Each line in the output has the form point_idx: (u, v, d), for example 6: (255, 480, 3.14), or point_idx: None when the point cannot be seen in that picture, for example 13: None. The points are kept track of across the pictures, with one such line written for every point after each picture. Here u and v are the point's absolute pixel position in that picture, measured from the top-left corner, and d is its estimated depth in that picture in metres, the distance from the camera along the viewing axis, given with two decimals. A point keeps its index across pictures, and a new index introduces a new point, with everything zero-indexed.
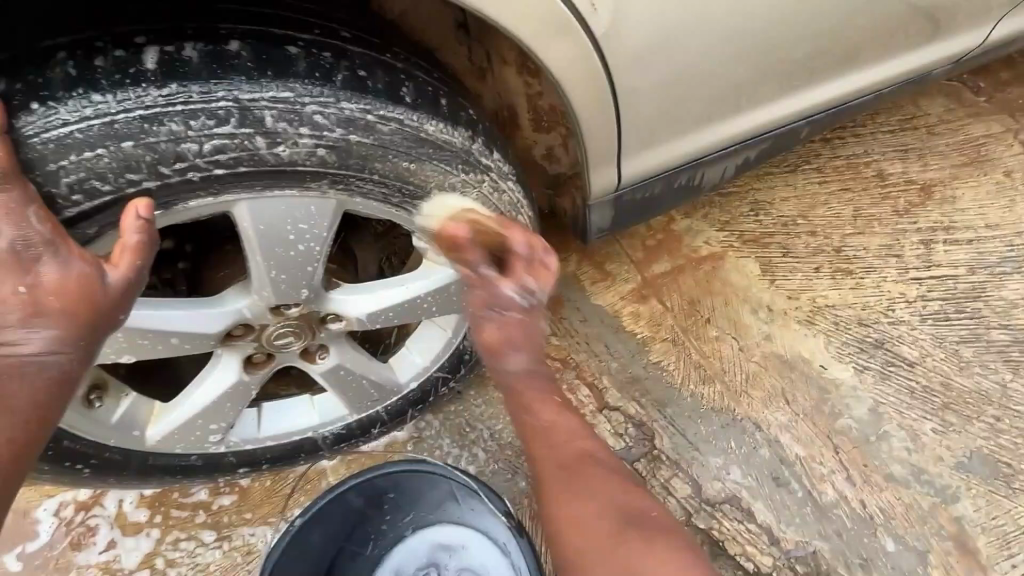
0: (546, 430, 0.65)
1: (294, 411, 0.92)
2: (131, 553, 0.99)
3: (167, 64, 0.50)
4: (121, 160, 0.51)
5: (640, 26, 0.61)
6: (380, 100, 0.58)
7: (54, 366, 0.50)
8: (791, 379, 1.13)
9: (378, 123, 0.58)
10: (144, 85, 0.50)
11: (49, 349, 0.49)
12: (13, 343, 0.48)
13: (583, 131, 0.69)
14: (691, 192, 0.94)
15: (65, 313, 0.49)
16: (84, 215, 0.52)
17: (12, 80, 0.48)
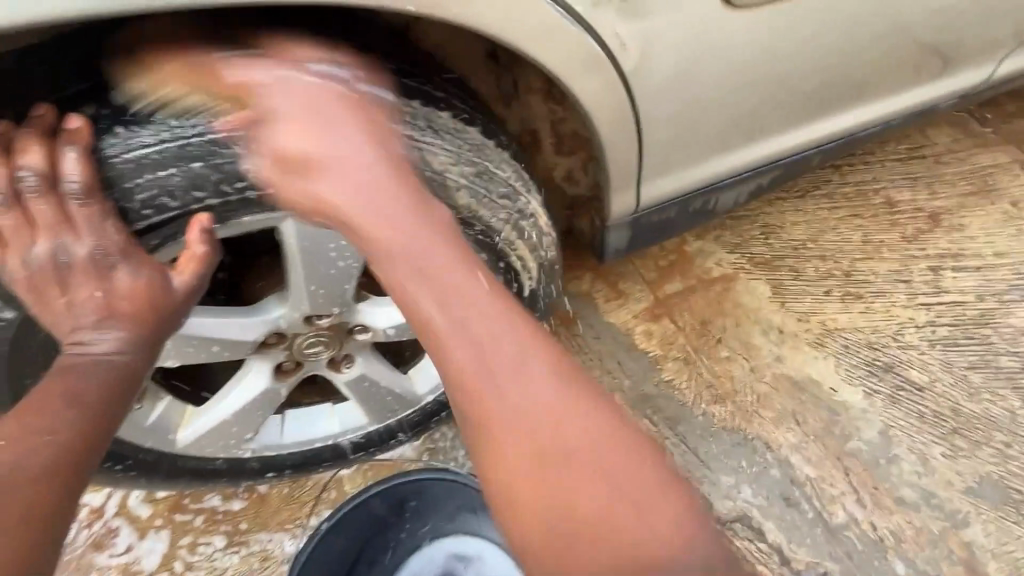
0: (485, 344, 0.53)
1: (316, 419, 0.95)
2: (149, 556, 1.02)
3: None
4: (191, 177, 0.54)
5: (666, 64, 0.65)
6: (425, 129, 0.62)
7: (119, 362, 0.55)
8: (801, 401, 1.14)
9: (422, 149, 0.62)
10: (216, 112, 0.54)
11: (117, 344, 0.55)
12: (87, 342, 0.54)
13: (607, 158, 0.73)
14: (705, 216, 0.98)
15: (132, 315, 0.55)
16: (152, 227, 0.56)
17: (102, 107, 0.53)
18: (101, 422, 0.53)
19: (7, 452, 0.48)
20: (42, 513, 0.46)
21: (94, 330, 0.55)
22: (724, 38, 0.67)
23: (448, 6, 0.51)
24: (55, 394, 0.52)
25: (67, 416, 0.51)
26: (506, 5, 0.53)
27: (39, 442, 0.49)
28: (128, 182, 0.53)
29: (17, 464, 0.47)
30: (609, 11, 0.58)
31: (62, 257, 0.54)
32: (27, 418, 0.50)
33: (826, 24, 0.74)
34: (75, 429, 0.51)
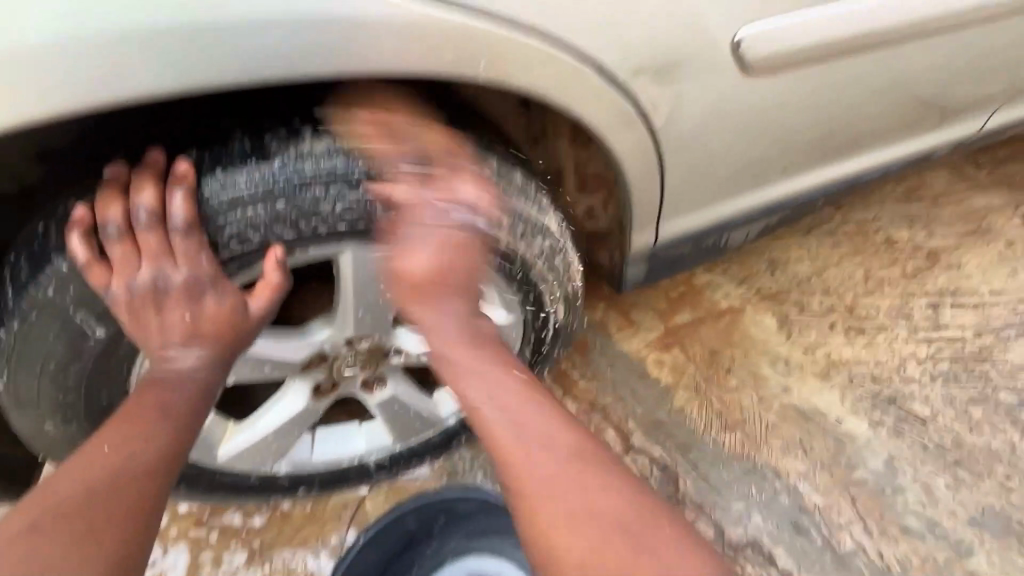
0: (523, 430, 0.62)
1: (344, 438, 0.99)
2: (174, 570, 1.04)
3: (319, 142, 0.61)
4: (276, 215, 0.61)
5: (691, 119, 0.72)
6: (476, 175, 0.69)
7: (201, 377, 0.62)
8: (808, 431, 1.19)
9: (472, 193, 0.69)
10: (301, 157, 0.60)
11: (198, 362, 0.62)
12: (171, 358, 0.62)
13: (633, 200, 0.80)
14: (716, 252, 1.04)
15: (216, 335, 0.63)
16: (233, 257, 0.62)
17: (202, 152, 0.59)
18: (185, 435, 0.60)
19: (111, 455, 0.55)
20: (142, 517, 0.53)
21: (182, 350, 0.62)
22: (743, 99, 0.74)
23: (506, 74, 0.58)
24: (148, 406, 0.59)
25: (158, 426, 0.58)
26: (556, 72, 0.60)
27: (137, 448, 0.56)
28: (220, 217, 0.59)
29: (119, 467, 0.54)
30: (645, 77, 0.65)
31: (159, 282, 0.60)
32: (125, 426, 0.57)
33: (832, 86, 0.82)
34: (165, 439, 0.58)
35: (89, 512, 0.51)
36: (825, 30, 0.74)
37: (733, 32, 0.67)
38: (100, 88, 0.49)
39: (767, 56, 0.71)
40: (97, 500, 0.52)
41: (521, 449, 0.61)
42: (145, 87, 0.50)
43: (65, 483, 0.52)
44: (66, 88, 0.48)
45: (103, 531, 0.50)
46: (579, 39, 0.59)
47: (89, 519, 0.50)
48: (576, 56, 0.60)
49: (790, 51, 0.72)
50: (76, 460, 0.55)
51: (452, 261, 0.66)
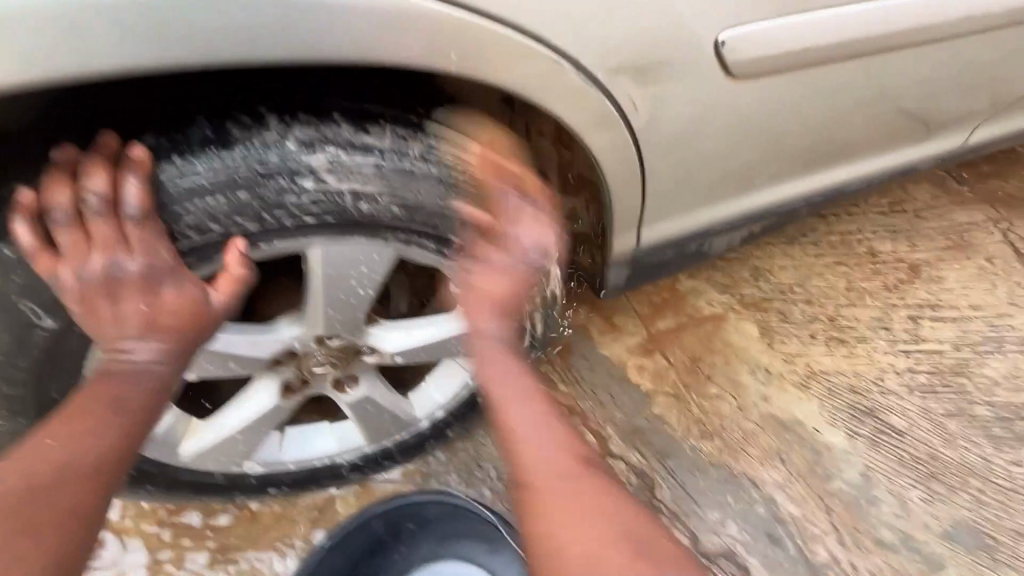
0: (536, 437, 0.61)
1: (315, 437, 0.97)
2: (135, 569, 1.01)
3: (283, 131, 0.59)
4: (236, 205, 0.59)
5: (673, 122, 0.71)
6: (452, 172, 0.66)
7: (159, 371, 0.60)
8: (786, 440, 1.18)
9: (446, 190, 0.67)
10: (265, 146, 0.58)
11: (156, 355, 0.59)
12: (129, 352, 0.59)
13: (613, 203, 0.79)
14: (699, 258, 1.04)
15: (177, 326, 0.59)
16: (193, 247, 0.60)
17: (160, 137, 0.57)
18: (139, 430, 0.57)
19: (58, 451, 0.52)
20: (84, 516, 0.51)
21: (136, 343, 0.59)
22: (726, 103, 0.73)
23: (481, 67, 0.56)
24: (100, 399, 0.57)
25: (108, 420, 0.56)
26: (533, 69, 0.59)
27: (84, 443, 0.54)
28: (177, 206, 0.57)
29: (62, 463, 0.52)
30: (625, 77, 0.64)
31: (114, 273, 0.57)
32: (74, 420, 0.55)
33: (816, 94, 0.81)
34: (117, 435, 0.56)
35: (28, 506, 0.49)
36: (810, 37, 0.73)
37: (716, 34, 0.66)
38: (40, 62, 0.46)
39: (751, 60, 0.70)
40: (36, 495, 0.49)
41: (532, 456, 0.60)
42: (102, 65, 0.47)
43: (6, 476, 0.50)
44: (3, 62, 0.45)
45: (43, 525, 0.48)
46: (558, 33, 0.58)
47: (26, 514, 0.48)
48: (555, 52, 0.59)
49: (775, 56, 0.71)
50: (21, 453, 0.52)
51: (506, 285, 0.69)
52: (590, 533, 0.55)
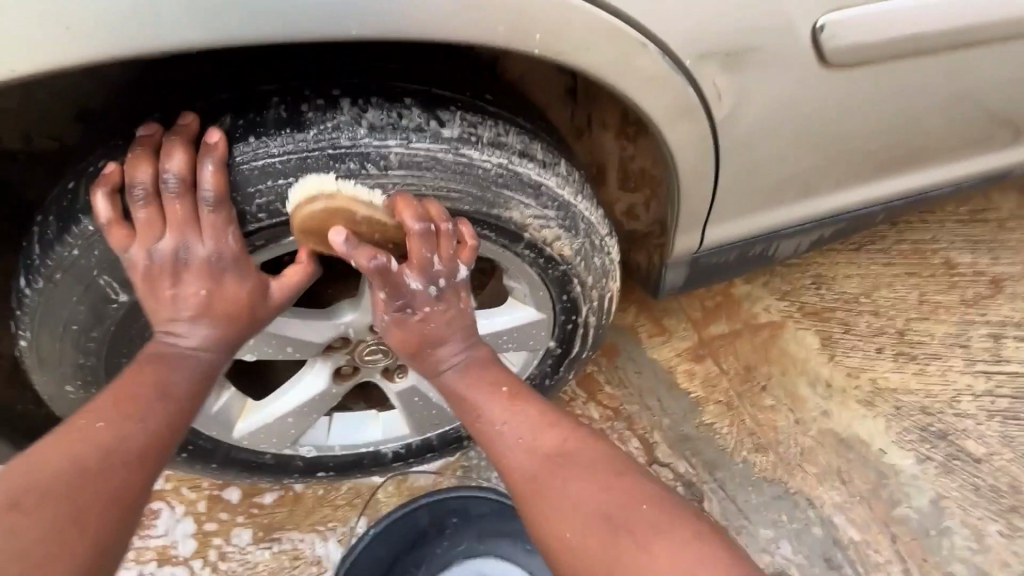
0: (523, 443, 0.62)
1: (361, 424, 0.97)
2: (185, 541, 1.05)
3: (356, 114, 0.58)
4: (307, 188, 0.59)
5: (756, 114, 0.67)
6: (520, 162, 0.64)
7: (206, 357, 0.61)
8: (848, 459, 1.11)
9: (514, 180, 0.64)
10: (338, 129, 0.57)
11: (206, 342, 0.60)
12: (180, 335, 0.59)
13: (682, 198, 0.75)
14: (763, 262, 0.98)
15: (229, 317, 0.60)
16: (261, 229, 0.60)
17: (238, 118, 0.57)
18: (178, 422, 0.59)
19: (107, 435, 0.54)
20: (124, 508, 0.52)
21: (189, 329, 0.60)
22: (814, 95, 0.68)
23: (564, 50, 0.54)
24: (148, 385, 0.58)
25: (155, 410, 0.57)
26: (617, 55, 0.56)
27: (131, 432, 0.55)
28: (249, 187, 0.57)
29: (108, 450, 0.53)
30: (712, 63, 0.60)
31: (180, 254, 0.57)
32: (124, 405, 0.56)
33: (913, 88, 0.75)
34: (161, 425, 0.57)
35: (74, 493, 0.50)
36: (920, 24, 0.66)
37: (814, 19, 0.61)
38: (139, 36, 0.47)
39: (850, 48, 0.64)
40: (81, 482, 0.50)
41: (520, 463, 0.61)
42: (187, 39, 0.48)
43: (55, 456, 0.51)
44: (102, 35, 0.47)
45: (89, 517, 0.49)
46: (646, 14, 0.54)
47: (73, 503, 0.49)
48: (641, 34, 0.55)
49: (877, 43, 0.65)
50: (64, 435, 0.53)
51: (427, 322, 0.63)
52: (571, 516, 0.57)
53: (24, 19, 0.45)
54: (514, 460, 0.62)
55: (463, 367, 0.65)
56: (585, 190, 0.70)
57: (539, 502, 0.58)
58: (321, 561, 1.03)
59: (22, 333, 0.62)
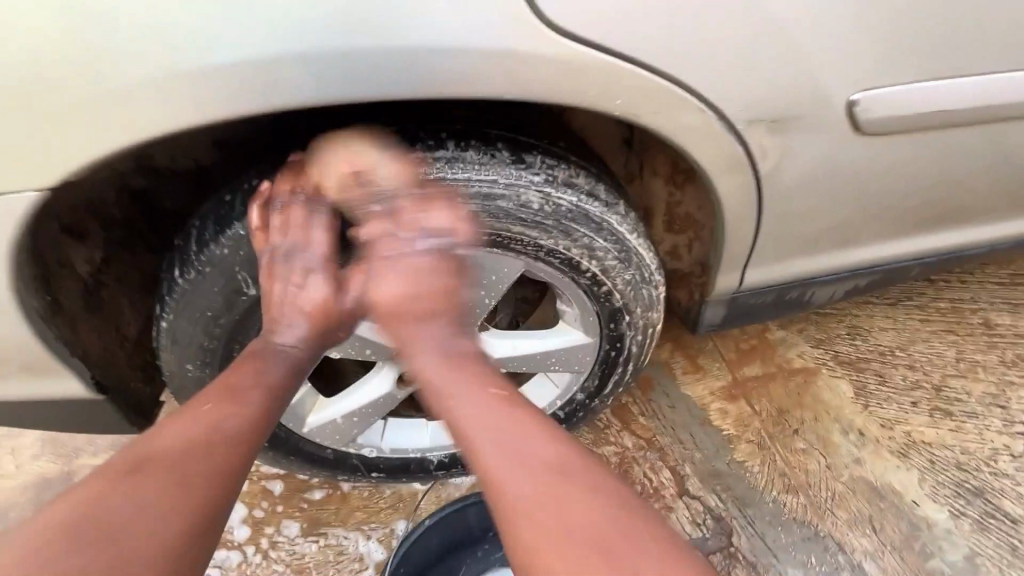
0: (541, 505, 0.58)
1: (412, 430, 1.06)
2: (240, 528, 1.13)
3: (457, 153, 0.69)
4: (413, 212, 0.70)
5: (799, 169, 0.75)
6: (589, 201, 0.74)
7: (297, 354, 0.72)
8: (880, 508, 1.12)
9: (582, 216, 0.74)
10: (443, 165, 0.69)
11: (303, 341, 0.73)
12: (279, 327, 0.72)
13: (727, 242, 0.83)
14: (798, 306, 1.04)
15: (316, 320, 0.73)
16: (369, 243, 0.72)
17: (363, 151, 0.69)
18: (270, 409, 0.67)
19: (212, 414, 0.63)
20: (226, 482, 0.60)
21: (292, 329, 0.72)
22: (852, 157, 0.76)
23: (635, 113, 0.64)
24: (247, 373, 0.68)
25: (248, 398, 0.66)
26: (681, 118, 0.66)
27: (228, 417, 0.63)
28: (366, 207, 0.71)
29: (211, 437, 0.61)
30: (761, 126, 0.69)
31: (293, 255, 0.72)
32: (226, 390, 0.66)
33: (947, 154, 0.82)
34: (253, 412, 0.65)
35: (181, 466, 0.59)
36: (951, 100, 0.74)
37: (850, 93, 0.70)
38: (267, 96, 0.57)
39: (883, 119, 0.72)
40: (188, 474, 0.58)
41: (541, 532, 0.56)
42: (298, 99, 0.57)
43: (166, 446, 0.60)
44: (229, 98, 0.57)
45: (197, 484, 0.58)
46: (706, 85, 0.64)
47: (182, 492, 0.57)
48: (699, 101, 0.65)
49: (910, 117, 0.74)
50: (178, 427, 0.62)
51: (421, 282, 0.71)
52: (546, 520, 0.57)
53: (168, 90, 0.55)
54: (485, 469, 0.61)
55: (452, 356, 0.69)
56: (640, 229, 0.79)
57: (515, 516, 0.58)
58: (363, 558, 1.10)
59: (164, 315, 0.74)
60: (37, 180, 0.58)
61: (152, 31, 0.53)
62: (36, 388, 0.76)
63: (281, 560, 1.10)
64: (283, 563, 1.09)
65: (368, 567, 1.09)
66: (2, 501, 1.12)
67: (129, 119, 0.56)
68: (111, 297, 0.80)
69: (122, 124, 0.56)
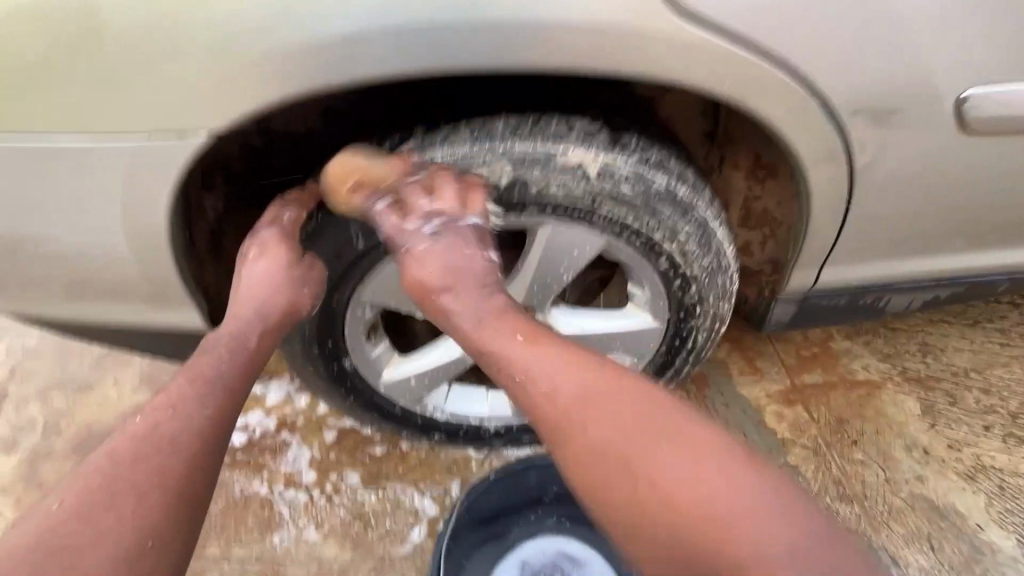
0: (612, 450, 0.58)
1: (474, 398, 1.10)
2: (307, 471, 1.22)
3: (558, 129, 0.74)
4: (515, 181, 0.75)
5: (895, 167, 0.75)
6: (678, 185, 0.77)
7: (245, 339, 0.75)
8: (940, 527, 1.10)
9: (669, 198, 0.77)
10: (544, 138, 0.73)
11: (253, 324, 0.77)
12: (240, 302, 0.78)
13: (808, 237, 0.84)
14: (872, 313, 1.03)
15: (273, 309, 0.78)
16: None
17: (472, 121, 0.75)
18: (227, 387, 0.68)
19: (176, 396, 0.64)
20: (205, 446, 0.61)
21: (244, 315, 0.77)
22: (951, 159, 0.75)
23: (744, 98, 0.67)
24: (209, 364, 0.70)
25: (185, 396, 0.64)
26: (783, 105, 0.67)
27: (161, 413, 0.62)
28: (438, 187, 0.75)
29: (152, 441, 0.59)
30: (864, 118, 0.70)
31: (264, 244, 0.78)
32: (193, 379, 0.67)
33: None
34: (197, 408, 0.64)
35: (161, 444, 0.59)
36: None
37: (960, 91, 0.69)
38: (396, 61, 0.62)
39: (993, 119, 0.71)
40: (135, 481, 0.56)
41: (594, 443, 0.59)
42: (424, 66, 0.63)
43: (94, 473, 0.56)
44: (363, 62, 0.62)
45: (185, 449, 0.60)
46: (814, 70, 0.65)
47: (135, 499, 0.55)
48: (809, 89, 0.66)
49: (1020, 121, 0.72)
50: (99, 452, 0.59)
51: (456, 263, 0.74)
52: (609, 432, 0.59)
53: (311, 52, 0.62)
54: (541, 401, 0.64)
55: (482, 313, 0.72)
56: (721, 219, 0.82)
57: (574, 442, 0.60)
58: (417, 513, 1.17)
59: None
60: (193, 129, 0.66)
61: (308, 1, 0.60)
62: (161, 317, 0.86)
63: (343, 505, 1.18)
64: (344, 509, 1.17)
65: (421, 522, 1.16)
66: (104, 423, 1.26)
67: (274, 78, 0.63)
68: (229, 244, 0.90)
69: (268, 80, 0.63)
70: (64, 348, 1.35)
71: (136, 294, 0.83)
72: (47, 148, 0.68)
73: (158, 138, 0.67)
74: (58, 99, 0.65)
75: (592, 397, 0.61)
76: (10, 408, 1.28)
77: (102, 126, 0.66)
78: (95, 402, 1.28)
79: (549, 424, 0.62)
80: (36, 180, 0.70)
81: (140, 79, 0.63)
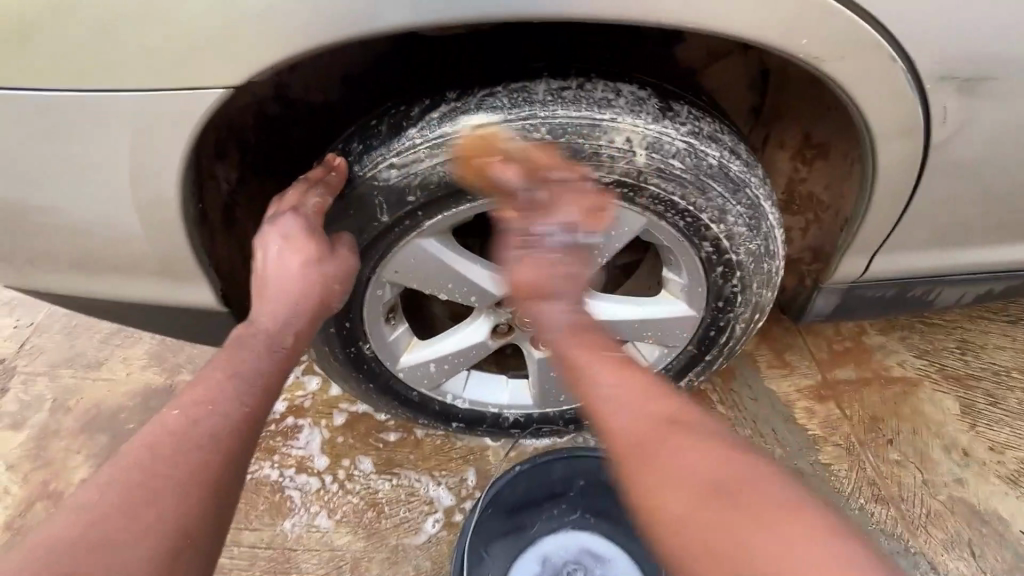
0: (696, 483, 0.49)
1: (493, 385, 1.06)
2: (319, 457, 1.18)
3: (605, 94, 0.69)
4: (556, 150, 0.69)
5: (971, 145, 0.69)
6: (731, 161, 0.71)
7: (279, 332, 0.71)
8: (981, 532, 1.05)
9: (721, 173, 0.71)
10: (590, 104, 0.68)
11: (284, 320, 0.71)
12: (269, 297, 0.72)
13: (865, 222, 0.78)
14: (920, 306, 0.97)
15: (306, 302, 0.73)
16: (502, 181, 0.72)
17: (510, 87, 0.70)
18: (264, 383, 0.64)
19: (212, 389, 0.61)
20: (240, 438, 0.57)
21: (274, 309, 0.71)
22: None
23: (818, 56, 0.60)
24: (248, 356, 0.66)
25: (220, 388, 0.61)
26: (860, 67, 0.61)
27: (196, 405, 0.58)
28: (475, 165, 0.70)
29: (188, 434, 0.55)
30: (949, 85, 0.63)
31: (287, 233, 0.71)
32: (231, 369, 0.64)
33: None
34: (233, 400, 0.60)
35: (194, 437, 0.55)
36: None
37: None
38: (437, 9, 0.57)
39: None
40: (168, 475, 0.52)
41: (674, 471, 0.50)
42: (468, 14, 0.57)
43: (124, 468, 0.52)
44: (400, 9, 0.57)
45: (221, 442, 0.56)
46: (898, 28, 0.59)
47: (174, 495, 0.51)
48: (894, 49, 0.60)
49: None
50: (134, 444, 0.55)
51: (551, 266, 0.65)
52: (691, 463, 0.50)
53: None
54: (615, 416, 0.55)
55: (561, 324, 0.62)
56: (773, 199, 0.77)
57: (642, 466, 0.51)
58: (432, 502, 1.13)
59: None
60: (212, 82, 0.61)
61: None
62: (172, 292, 0.81)
63: (356, 491, 1.15)
64: (357, 496, 1.14)
65: (437, 512, 1.12)
66: (113, 402, 1.22)
67: (302, 26, 0.58)
68: (242, 217, 0.85)
69: (296, 28, 0.58)
70: (71, 325, 1.31)
71: (146, 266, 0.78)
72: (53, 102, 0.63)
73: (172, 90, 0.61)
74: (67, 47, 0.60)
75: (670, 425, 0.53)
76: (18, 384, 1.25)
77: (113, 78, 0.61)
78: (103, 381, 1.25)
79: (616, 441, 0.53)
80: (41, 138, 0.65)
81: (156, 25, 0.58)
